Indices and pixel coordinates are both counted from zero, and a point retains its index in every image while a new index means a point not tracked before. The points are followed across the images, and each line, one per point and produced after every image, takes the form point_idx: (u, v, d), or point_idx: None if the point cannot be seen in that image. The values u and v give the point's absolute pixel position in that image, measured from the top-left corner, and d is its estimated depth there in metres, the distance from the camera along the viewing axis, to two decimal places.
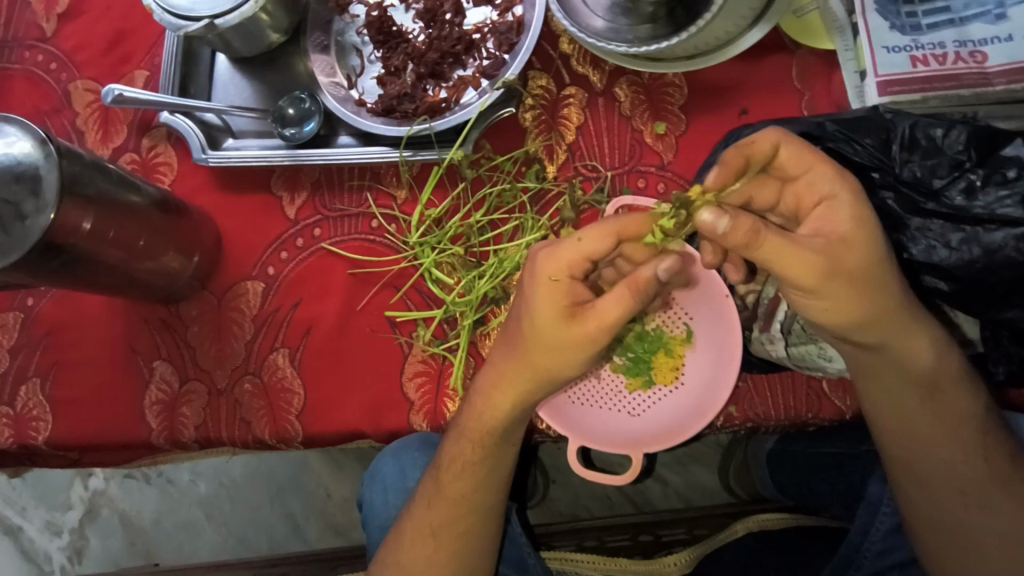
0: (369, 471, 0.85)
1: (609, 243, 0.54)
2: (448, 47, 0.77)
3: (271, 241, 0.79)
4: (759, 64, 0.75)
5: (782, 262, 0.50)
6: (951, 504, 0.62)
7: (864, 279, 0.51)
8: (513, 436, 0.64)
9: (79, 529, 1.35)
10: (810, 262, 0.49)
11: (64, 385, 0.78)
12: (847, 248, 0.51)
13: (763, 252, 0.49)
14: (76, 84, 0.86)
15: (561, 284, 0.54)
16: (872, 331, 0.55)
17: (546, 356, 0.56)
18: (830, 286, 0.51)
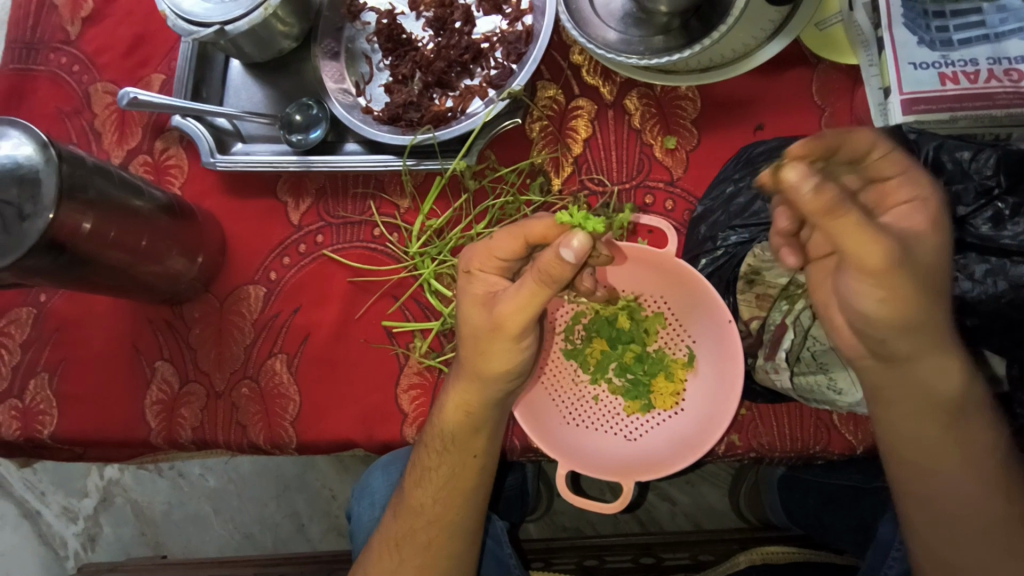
0: (359, 486, 0.86)
1: (517, 246, 0.54)
2: (456, 56, 0.76)
3: (274, 246, 0.79)
4: (777, 78, 0.72)
5: (850, 240, 0.44)
6: (966, 553, 0.55)
7: (922, 277, 0.47)
8: (473, 444, 0.62)
9: (93, 517, 1.39)
10: (878, 246, 0.44)
11: (70, 381, 0.79)
12: (916, 245, 0.48)
13: (836, 227, 0.44)
14: (96, 86, 0.88)
15: (478, 282, 0.57)
16: (916, 350, 0.50)
17: (482, 356, 0.57)
18: (890, 275, 0.46)
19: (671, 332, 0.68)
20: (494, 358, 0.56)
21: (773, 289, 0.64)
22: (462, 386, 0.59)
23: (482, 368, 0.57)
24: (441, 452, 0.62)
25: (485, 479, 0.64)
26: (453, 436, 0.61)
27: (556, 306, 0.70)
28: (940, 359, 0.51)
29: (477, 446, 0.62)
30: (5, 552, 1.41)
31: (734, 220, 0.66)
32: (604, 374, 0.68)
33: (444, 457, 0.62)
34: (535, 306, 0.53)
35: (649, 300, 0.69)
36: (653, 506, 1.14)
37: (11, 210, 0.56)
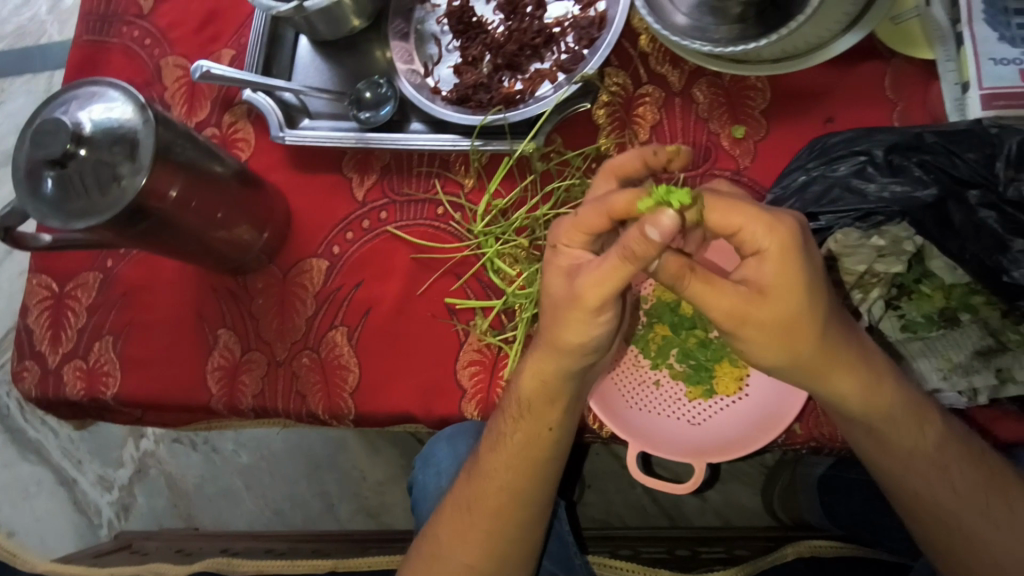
0: (423, 455, 0.86)
1: (605, 222, 0.54)
2: (527, 39, 0.77)
3: (338, 221, 0.81)
4: (849, 71, 0.72)
5: (708, 295, 0.50)
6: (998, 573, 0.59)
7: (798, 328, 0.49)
8: (548, 417, 0.62)
9: (128, 487, 1.41)
10: (729, 300, 0.49)
11: (134, 344, 0.81)
12: (765, 299, 0.49)
13: (692, 288, 0.50)
14: (167, 60, 0.90)
15: (563, 254, 0.57)
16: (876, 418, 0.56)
17: (561, 327, 0.56)
18: (748, 330, 0.50)
19: None
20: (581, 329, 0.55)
21: (851, 278, 0.62)
22: (540, 355, 0.59)
23: (564, 336, 0.56)
24: (518, 419, 0.63)
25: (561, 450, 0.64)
26: (541, 403, 0.61)
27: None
28: (888, 426, 0.56)
29: (553, 419, 0.62)
30: (40, 517, 1.44)
31: (816, 207, 0.61)
32: (665, 359, 0.69)
33: (521, 423, 0.63)
34: (615, 281, 0.51)
35: None
36: (684, 501, 1.15)
37: (106, 170, 0.57)
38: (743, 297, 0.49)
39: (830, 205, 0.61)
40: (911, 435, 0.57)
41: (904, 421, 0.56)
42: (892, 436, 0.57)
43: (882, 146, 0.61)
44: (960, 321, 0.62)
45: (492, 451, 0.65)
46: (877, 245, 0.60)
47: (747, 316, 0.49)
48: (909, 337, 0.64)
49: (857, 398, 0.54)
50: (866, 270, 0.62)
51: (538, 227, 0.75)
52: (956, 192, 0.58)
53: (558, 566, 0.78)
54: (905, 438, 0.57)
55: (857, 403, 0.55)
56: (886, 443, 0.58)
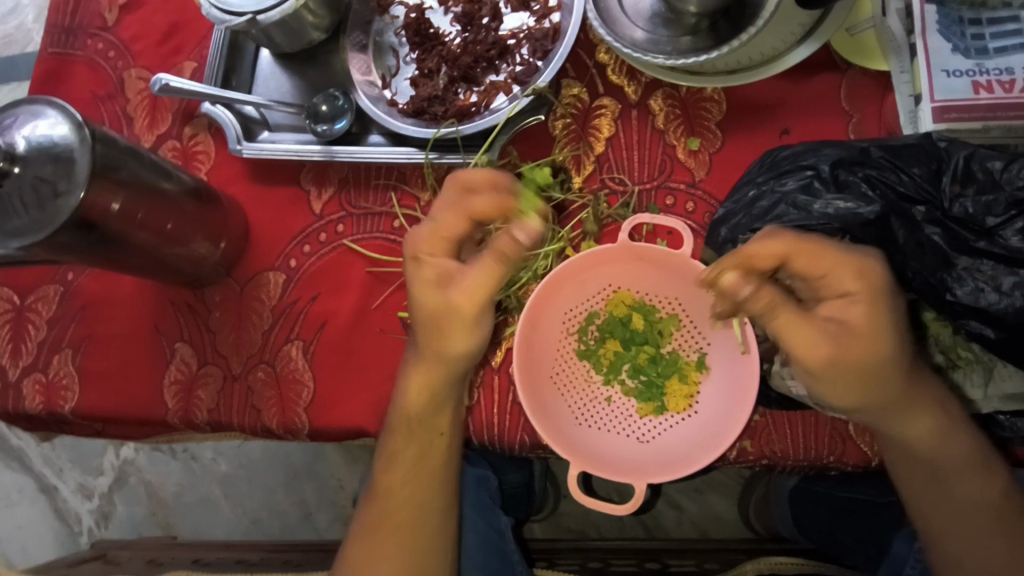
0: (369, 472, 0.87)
1: (463, 224, 0.59)
2: (482, 51, 0.76)
3: (295, 234, 0.80)
4: (805, 82, 0.71)
5: (794, 334, 0.52)
6: None
7: (872, 364, 0.51)
8: (439, 426, 0.65)
9: (108, 495, 1.41)
10: (814, 342, 0.51)
11: (93, 357, 0.81)
12: (856, 336, 0.51)
13: (774, 322, 0.53)
14: (130, 72, 0.90)
15: (427, 265, 0.59)
16: (923, 467, 0.57)
17: (445, 334, 0.59)
18: (826, 365, 0.52)
19: (684, 336, 0.68)
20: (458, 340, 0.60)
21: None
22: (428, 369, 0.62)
23: (445, 350, 0.60)
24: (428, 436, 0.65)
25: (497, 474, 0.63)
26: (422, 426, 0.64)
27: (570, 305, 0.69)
28: (935, 474, 0.57)
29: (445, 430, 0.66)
30: (22, 525, 1.44)
31: (757, 223, 0.61)
32: (617, 374, 0.68)
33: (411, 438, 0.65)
34: (486, 282, 0.58)
35: (663, 303, 0.69)
36: (660, 513, 1.13)
37: (45, 187, 0.57)
38: (834, 337, 0.52)
39: (776, 220, 0.61)
40: (961, 490, 0.57)
41: (952, 474, 0.56)
42: (940, 486, 0.58)
43: (828, 161, 0.60)
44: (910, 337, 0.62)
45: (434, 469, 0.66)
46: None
47: (838, 355, 0.51)
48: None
49: (913, 443, 0.56)
50: None
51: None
52: (902, 208, 0.58)
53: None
54: (947, 490, 0.57)
55: (923, 443, 0.56)
56: (926, 486, 0.58)
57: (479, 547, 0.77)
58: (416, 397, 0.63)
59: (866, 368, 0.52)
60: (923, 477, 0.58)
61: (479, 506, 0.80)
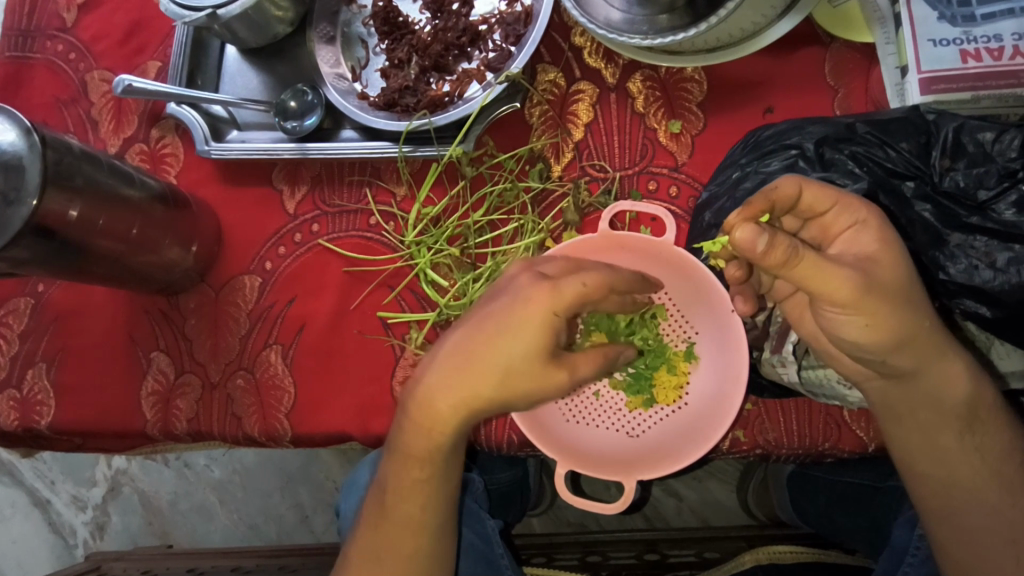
0: (351, 482, 0.88)
1: None
2: (452, 38, 0.74)
3: (269, 235, 0.78)
4: (787, 58, 0.69)
5: (816, 281, 0.45)
6: None
7: (902, 295, 0.47)
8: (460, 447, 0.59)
9: (102, 506, 1.40)
10: (845, 279, 0.45)
11: (67, 371, 0.79)
12: (878, 265, 0.47)
13: (800, 272, 0.45)
14: (93, 74, 0.87)
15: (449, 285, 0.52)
16: (949, 410, 0.53)
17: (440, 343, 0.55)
18: (866, 302, 0.46)
19: (673, 325, 0.65)
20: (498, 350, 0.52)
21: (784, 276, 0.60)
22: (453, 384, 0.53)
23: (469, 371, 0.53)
24: (418, 453, 0.59)
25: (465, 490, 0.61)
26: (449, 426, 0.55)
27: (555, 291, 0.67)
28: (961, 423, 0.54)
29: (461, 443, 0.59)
30: (17, 539, 1.43)
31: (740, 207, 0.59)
32: None
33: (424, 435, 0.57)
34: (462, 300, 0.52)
35: (649, 292, 0.66)
36: (659, 502, 1.11)
37: None
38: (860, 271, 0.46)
39: None
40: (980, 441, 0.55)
41: (975, 418, 0.54)
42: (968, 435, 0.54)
43: (813, 138, 0.59)
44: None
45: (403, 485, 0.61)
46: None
47: (870, 287, 0.46)
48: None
49: (942, 380, 0.52)
50: None
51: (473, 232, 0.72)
52: (889, 184, 0.56)
53: None
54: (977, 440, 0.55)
55: (949, 389, 0.52)
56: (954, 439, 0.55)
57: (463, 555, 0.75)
58: (443, 412, 0.55)
59: (901, 300, 0.47)
60: (957, 429, 0.54)
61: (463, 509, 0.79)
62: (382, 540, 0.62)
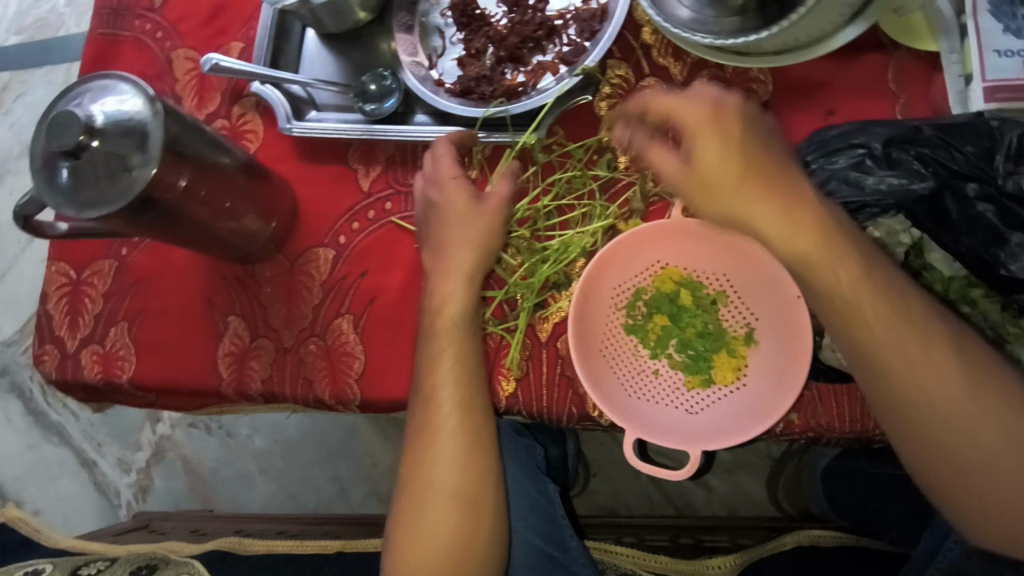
0: None
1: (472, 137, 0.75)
2: (529, 32, 0.78)
3: (343, 211, 0.82)
4: (852, 63, 0.72)
5: (663, 167, 0.58)
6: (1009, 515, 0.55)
7: (734, 187, 0.55)
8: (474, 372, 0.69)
9: (146, 469, 1.45)
10: (669, 165, 0.57)
11: (148, 330, 0.84)
12: (706, 163, 0.55)
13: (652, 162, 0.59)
14: (178, 52, 0.91)
15: (452, 186, 0.73)
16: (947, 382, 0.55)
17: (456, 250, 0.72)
18: (711, 193, 0.55)
19: (733, 311, 0.69)
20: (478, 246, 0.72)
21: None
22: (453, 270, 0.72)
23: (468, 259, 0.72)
24: (442, 387, 0.68)
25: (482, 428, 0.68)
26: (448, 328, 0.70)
27: (620, 278, 0.70)
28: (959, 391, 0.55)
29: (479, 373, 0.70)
30: (63, 498, 1.48)
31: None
32: (664, 349, 0.70)
33: (439, 341, 0.69)
34: (462, 197, 0.72)
35: (710, 280, 0.70)
36: (688, 491, 1.14)
37: (118, 160, 0.59)
38: (691, 167, 0.56)
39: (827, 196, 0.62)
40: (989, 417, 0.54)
41: (937, 354, 0.55)
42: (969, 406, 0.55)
43: (880, 139, 0.61)
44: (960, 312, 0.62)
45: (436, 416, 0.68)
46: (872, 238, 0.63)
47: (710, 184, 0.55)
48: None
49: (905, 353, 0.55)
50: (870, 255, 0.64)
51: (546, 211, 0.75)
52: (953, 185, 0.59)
53: (550, 543, 0.76)
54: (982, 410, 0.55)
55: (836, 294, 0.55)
56: (959, 408, 0.55)
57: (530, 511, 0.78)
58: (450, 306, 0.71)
59: (717, 189, 0.55)
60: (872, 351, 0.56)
61: (530, 470, 0.82)
62: (429, 482, 0.67)
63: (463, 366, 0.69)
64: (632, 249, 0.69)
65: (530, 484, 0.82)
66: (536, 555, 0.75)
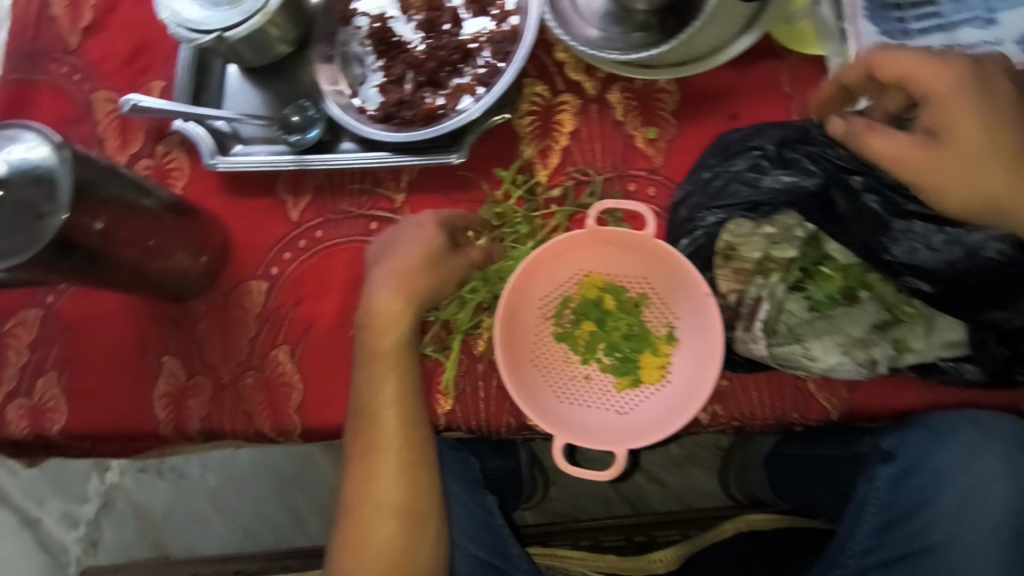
0: None
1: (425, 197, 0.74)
2: (445, 56, 0.80)
3: (275, 242, 0.83)
4: (749, 70, 0.76)
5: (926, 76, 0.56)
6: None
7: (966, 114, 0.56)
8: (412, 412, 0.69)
9: (95, 521, 1.40)
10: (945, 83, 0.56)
11: (78, 378, 0.82)
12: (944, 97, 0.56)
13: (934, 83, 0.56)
14: (97, 94, 0.91)
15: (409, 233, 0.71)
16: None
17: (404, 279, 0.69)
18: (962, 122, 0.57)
19: (655, 311, 0.72)
20: (422, 279, 0.70)
21: (747, 264, 0.67)
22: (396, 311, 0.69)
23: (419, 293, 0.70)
24: (376, 423, 0.68)
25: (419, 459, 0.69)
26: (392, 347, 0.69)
27: (545, 289, 0.72)
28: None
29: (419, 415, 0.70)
30: (5, 560, 1.41)
31: (711, 201, 0.68)
32: (593, 353, 0.72)
33: (372, 375, 0.69)
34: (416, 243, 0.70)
35: (631, 283, 0.73)
36: (642, 488, 1.17)
37: (29, 209, 0.59)
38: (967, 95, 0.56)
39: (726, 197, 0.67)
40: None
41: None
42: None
43: (772, 141, 0.68)
44: (861, 297, 0.66)
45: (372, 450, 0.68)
46: (769, 233, 0.67)
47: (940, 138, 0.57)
48: (817, 315, 0.66)
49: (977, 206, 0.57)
50: (764, 256, 0.67)
51: (483, 229, 0.77)
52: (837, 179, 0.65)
53: (489, 550, 0.78)
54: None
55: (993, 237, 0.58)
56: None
57: (469, 520, 0.80)
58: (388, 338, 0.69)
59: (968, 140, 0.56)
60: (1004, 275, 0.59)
61: (466, 482, 0.83)
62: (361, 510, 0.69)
63: (405, 386, 0.69)
64: (551, 262, 0.71)
65: (467, 496, 0.82)
66: (477, 565, 0.77)
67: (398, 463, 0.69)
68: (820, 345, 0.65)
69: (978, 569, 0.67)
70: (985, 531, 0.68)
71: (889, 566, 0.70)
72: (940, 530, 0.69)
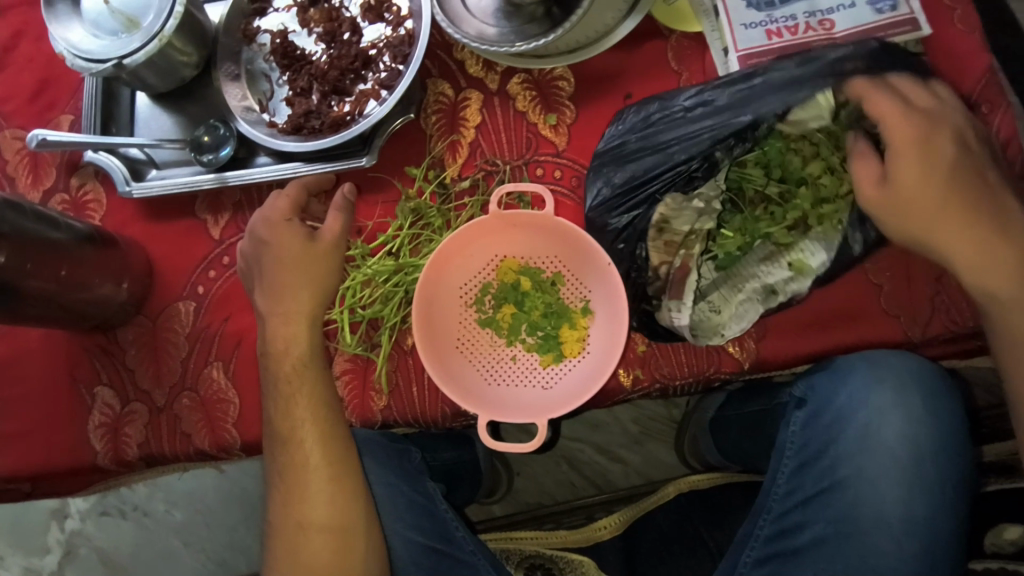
0: None
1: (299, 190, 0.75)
2: (346, 64, 0.82)
3: (198, 262, 0.83)
4: (637, 51, 0.80)
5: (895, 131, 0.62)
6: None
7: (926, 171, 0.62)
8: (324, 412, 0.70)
9: (60, 571, 1.37)
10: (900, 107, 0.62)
11: (9, 419, 0.81)
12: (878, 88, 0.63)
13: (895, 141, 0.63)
14: (5, 134, 0.90)
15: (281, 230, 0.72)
16: (999, 278, 0.62)
17: (290, 276, 0.71)
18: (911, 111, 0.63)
19: (571, 287, 0.75)
20: (309, 273, 0.72)
21: (678, 237, 0.70)
22: (293, 309, 0.72)
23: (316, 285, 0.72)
24: (296, 429, 0.69)
25: (341, 459, 0.70)
26: (301, 366, 0.70)
27: (462, 279, 0.75)
28: (966, 224, 0.62)
29: (335, 418, 0.71)
30: None
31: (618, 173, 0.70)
32: (517, 335, 0.74)
33: (297, 381, 0.70)
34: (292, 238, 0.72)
35: (546, 263, 0.76)
36: (605, 469, 1.16)
37: None
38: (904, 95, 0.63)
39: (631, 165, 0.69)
40: (1003, 251, 0.62)
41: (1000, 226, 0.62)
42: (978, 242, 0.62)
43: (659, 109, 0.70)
44: (755, 249, 0.72)
45: (296, 455, 0.69)
46: (698, 205, 0.70)
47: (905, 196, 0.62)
48: (721, 272, 0.72)
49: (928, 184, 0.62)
50: (691, 230, 0.70)
51: (401, 226, 0.79)
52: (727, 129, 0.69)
53: (433, 536, 0.80)
54: (997, 249, 0.62)
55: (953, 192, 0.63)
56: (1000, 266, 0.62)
57: (408, 509, 0.81)
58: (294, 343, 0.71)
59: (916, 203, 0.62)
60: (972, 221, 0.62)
61: (407, 474, 0.83)
62: (295, 515, 0.70)
63: (316, 392, 0.70)
64: (463, 251, 0.74)
65: (406, 485, 0.83)
66: (422, 551, 0.79)
67: (322, 467, 0.70)
68: (723, 301, 0.71)
69: (882, 496, 0.72)
70: (886, 458, 0.73)
71: (808, 504, 0.75)
72: (848, 464, 0.74)
